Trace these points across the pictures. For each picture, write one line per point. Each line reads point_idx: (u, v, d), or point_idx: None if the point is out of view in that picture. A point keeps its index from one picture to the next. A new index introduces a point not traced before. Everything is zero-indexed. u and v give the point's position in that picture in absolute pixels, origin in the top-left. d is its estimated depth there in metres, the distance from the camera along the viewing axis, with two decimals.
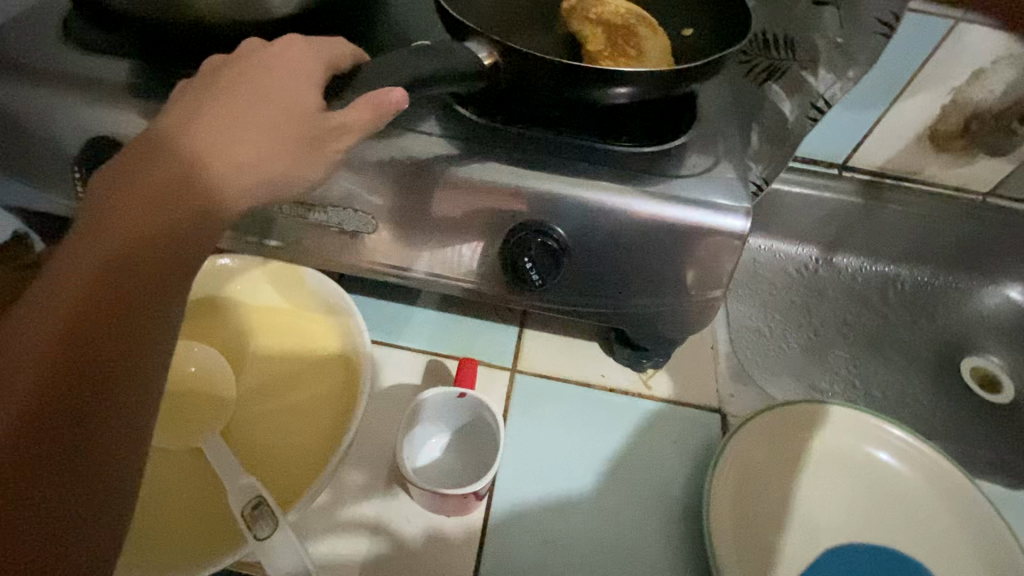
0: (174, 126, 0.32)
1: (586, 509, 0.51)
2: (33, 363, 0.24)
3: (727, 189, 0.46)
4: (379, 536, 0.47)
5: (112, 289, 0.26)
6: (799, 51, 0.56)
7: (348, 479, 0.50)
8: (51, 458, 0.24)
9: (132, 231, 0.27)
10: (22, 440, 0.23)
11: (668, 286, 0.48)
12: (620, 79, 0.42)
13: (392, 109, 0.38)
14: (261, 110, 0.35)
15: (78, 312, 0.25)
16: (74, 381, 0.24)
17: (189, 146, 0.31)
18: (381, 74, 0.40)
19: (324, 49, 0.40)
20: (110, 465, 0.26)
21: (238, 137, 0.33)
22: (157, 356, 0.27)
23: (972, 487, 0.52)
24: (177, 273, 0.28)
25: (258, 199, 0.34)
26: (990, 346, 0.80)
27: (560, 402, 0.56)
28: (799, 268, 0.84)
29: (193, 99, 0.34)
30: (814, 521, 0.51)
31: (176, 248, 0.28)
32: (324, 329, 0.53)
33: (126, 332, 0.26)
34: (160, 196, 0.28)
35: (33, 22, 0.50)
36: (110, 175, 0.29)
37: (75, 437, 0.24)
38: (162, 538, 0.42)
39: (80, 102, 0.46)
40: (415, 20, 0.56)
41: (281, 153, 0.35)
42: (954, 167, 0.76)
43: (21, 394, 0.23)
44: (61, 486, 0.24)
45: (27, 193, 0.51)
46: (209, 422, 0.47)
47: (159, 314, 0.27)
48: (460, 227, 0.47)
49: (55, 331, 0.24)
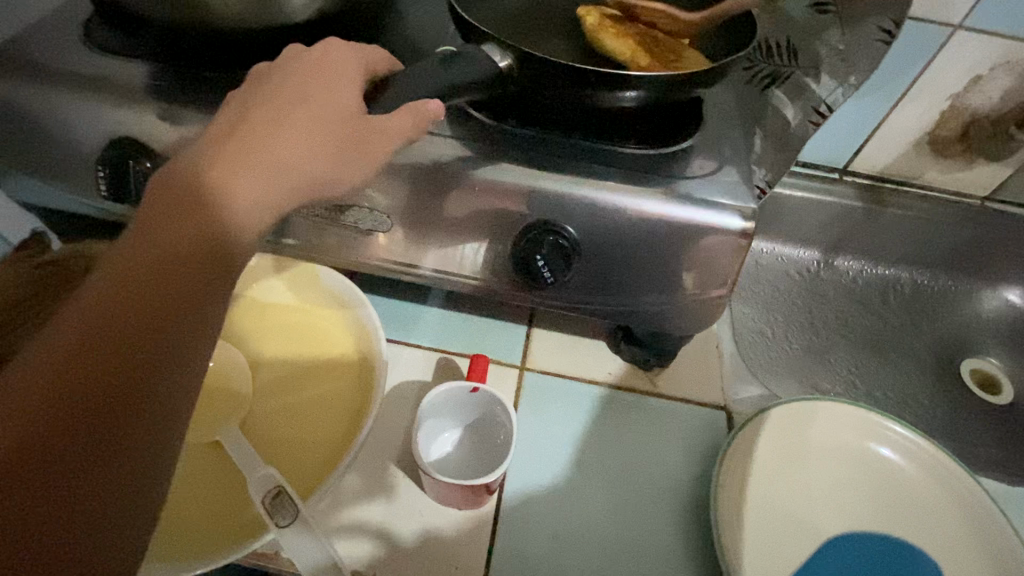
0: (208, 136, 0.34)
1: (593, 505, 0.51)
2: (69, 364, 0.24)
3: (733, 190, 0.47)
4: (381, 539, 0.48)
5: (147, 296, 0.26)
6: (802, 58, 0.57)
7: (355, 480, 0.50)
8: (77, 464, 0.24)
9: (168, 241, 0.28)
10: (52, 441, 0.23)
11: (675, 285, 0.49)
12: (629, 84, 0.44)
13: (429, 118, 0.41)
14: (296, 115, 0.36)
15: (112, 317, 0.26)
16: (108, 384, 0.25)
17: (232, 153, 0.33)
18: (409, 85, 0.42)
19: (351, 53, 0.42)
20: (134, 473, 0.26)
21: (275, 141, 0.34)
22: (186, 366, 0.28)
23: (973, 484, 0.53)
24: (208, 284, 0.29)
25: (297, 201, 0.36)
26: (989, 348, 0.81)
27: (566, 400, 0.57)
28: (801, 271, 0.85)
29: (235, 106, 0.36)
30: (821, 522, 0.52)
31: (208, 260, 0.29)
32: (339, 328, 0.55)
33: (159, 338, 0.26)
34: (195, 208, 0.29)
35: (57, 26, 0.51)
36: (155, 186, 0.30)
37: (102, 442, 0.24)
38: (185, 529, 0.42)
39: (102, 103, 0.47)
40: (427, 25, 0.57)
41: (315, 154, 0.36)
42: (952, 172, 0.78)
43: (58, 398, 0.24)
44: (84, 493, 0.24)
45: (48, 191, 0.52)
46: (227, 418, 0.48)
47: (190, 324, 0.28)
48: (471, 227, 0.48)
49: (91, 335, 0.25)
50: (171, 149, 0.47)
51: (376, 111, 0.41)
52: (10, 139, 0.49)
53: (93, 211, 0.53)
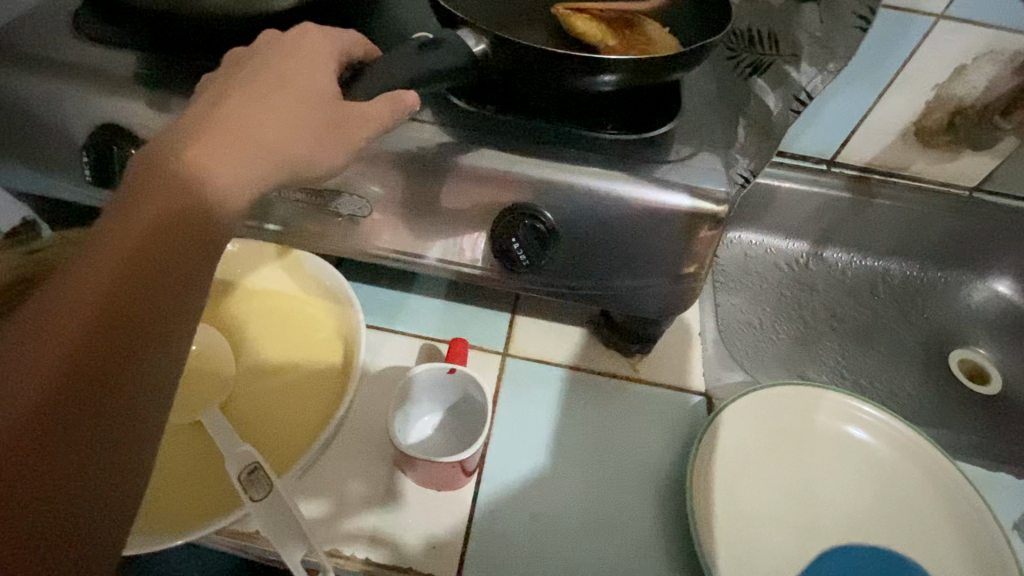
0: (187, 120, 0.34)
1: (573, 489, 0.52)
2: (51, 344, 0.25)
3: (709, 175, 0.48)
4: (377, 547, 0.47)
5: (125, 276, 0.27)
6: (782, 46, 0.58)
7: (351, 488, 0.50)
8: (64, 442, 0.24)
9: (148, 223, 0.28)
10: (35, 419, 0.24)
11: (653, 269, 0.50)
12: (604, 67, 0.44)
13: (405, 109, 0.41)
14: (272, 96, 0.37)
15: (92, 297, 0.26)
16: (89, 362, 0.25)
17: (209, 134, 0.33)
18: (385, 73, 0.42)
19: (329, 39, 0.42)
20: (120, 448, 0.26)
21: (252, 122, 0.35)
22: (168, 343, 0.28)
23: (948, 464, 0.54)
24: (190, 265, 0.29)
25: (279, 182, 0.36)
26: (978, 338, 0.81)
27: (548, 386, 0.58)
28: (790, 263, 0.86)
29: (213, 90, 0.37)
30: (809, 513, 0.53)
31: (188, 238, 0.29)
32: (324, 314, 0.56)
33: (140, 316, 0.27)
34: (171, 188, 0.30)
35: (45, 16, 0.52)
36: (135, 168, 0.31)
37: (85, 419, 0.25)
38: (169, 505, 0.44)
39: (88, 91, 0.48)
40: (411, 14, 0.58)
41: (293, 135, 0.36)
42: (939, 162, 0.78)
43: (41, 378, 0.24)
44: (71, 474, 0.25)
45: (37, 179, 0.53)
46: (211, 398, 0.49)
47: (171, 302, 0.28)
48: (452, 213, 0.49)
49: (70, 315, 0.25)
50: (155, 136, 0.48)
51: (355, 99, 0.41)
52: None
53: (81, 199, 0.53)
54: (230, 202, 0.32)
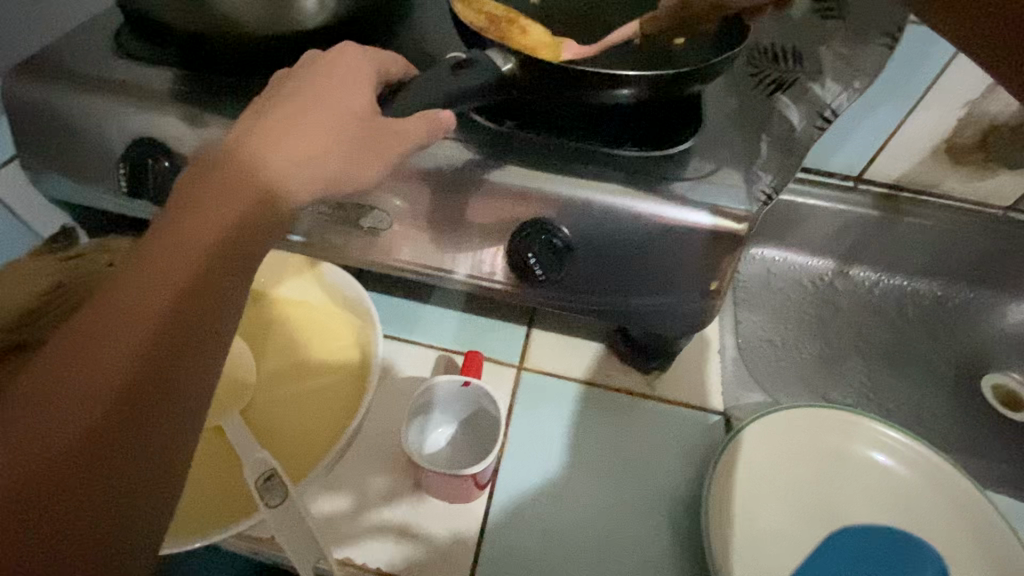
0: (231, 132, 0.35)
1: (585, 506, 0.52)
2: (99, 363, 0.26)
3: (730, 193, 0.47)
4: (409, 525, 0.49)
5: (172, 306, 0.28)
6: (807, 63, 0.58)
7: (376, 482, 0.51)
8: (116, 447, 0.26)
9: (202, 239, 0.29)
10: (75, 447, 0.25)
11: (672, 287, 0.49)
12: (625, 81, 0.44)
13: (442, 127, 0.42)
14: (310, 110, 0.37)
15: (141, 315, 0.27)
16: (132, 392, 0.26)
17: (263, 149, 0.34)
18: (420, 93, 0.43)
19: (371, 57, 0.44)
20: (155, 474, 0.27)
21: (290, 134, 0.36)
22: (213, 355, 0.29)
23: (979, 496, 0.52)
24: (236, 284, 0.30)
25: (316, 194, 0.37)
26: (1012, 363, 0.78)
27: (563, 401, 0.58)
28: (814, 281, 0.84)
29: (256, 104, 0.38)
30: (832, 532, 0.52)
31: (230, 271, 0.30)
32: (344, 325, 0.57)
33: (181, 347, 0.28)
34: (216, 208, 0.31)
35: (91, 35, 0.55)
36: (187, 182, 0.32)
37: (124, 436, 0.26)
38: (190, 506, 0.45)
39: (126, 106, 0.50)
40: (435, 32, 0.59)
41: (328, 149, 0.37)
42: (972, 180, 0.76)
43: (102, 387, 0.25)
44: (118, 479, 0.26)
45: (76, 189, 0.55)
46: (233, 404, 0.49)
47: (216, 321, 0.29)
48: (471, 227, 0.49)
49: (115, 333, 0.26)
50: (187, 149, 0.50)
51: (386, 114, 0.42)
52: (42, 140, 0.52)
53: (116, 207, 0.56)
54: (271, 229, 0.33)
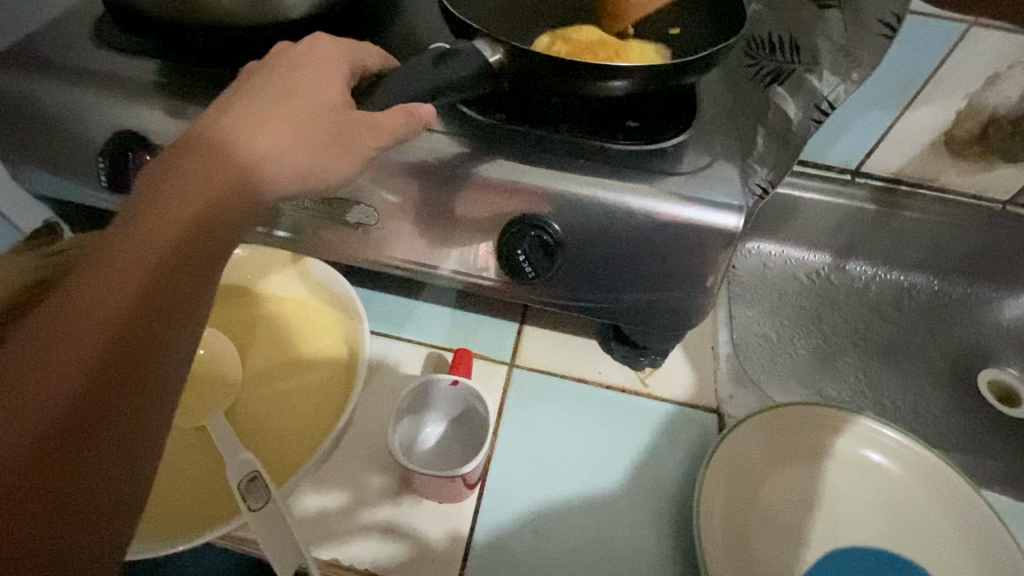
0: (201, 123, 0.34)
1: (576, 505, 0.51)
2: (62, 359, 0.25)
3: (724, 187, 0.46)
4: (396, 524, 0.49)
5: (138, 300, 0.27)
6: (803, 53, 0.56)
7: (368, 480, 0.51)
8: (81, 445, 0.25)
9: (171, 231, 0.29)
10: (37, 445, 0.24)
11: (665, 283, 0.48)
12: (616, 72, 0.43)
13: (421, 122, 0.40)
14: (288, 102, 0.36)
15: (108, 308, 0.26)
16: (99, 387, 0.25)
17: (236, 139, 0.33)
18: (400, 86, 0.42)
19: (354, 49, 0.43)
20: (116, 475, 0.26)
21: (266, 127, 0.35)
22: (182, 350, 0.28)
23: (975, 495, 0.52)
24: (206, 277, 0.30)
25: (296, 189, 0.36)
26: (1009, 359, 0.78)
27: (554, 399, 0.57)
28: (810, 275, 0.83)
29: (231, 95, 0.37)
30: (826, 530, 0.51)
31: (199, 263, 0.29)
32: (332, 321, 0.56)
33: (146, 344, 0.27)
34: (186, 199, 0.30)
35: (70, 25, 0.54)
36: (153, 171, 0.31)
37: (90, 433, 0.25)
38: (173, 508, 0.44)
39: (106, 98, 0.49)
40: (425, 22, 0.58)
41: (306, 143, 0.36)
42: (971, 174, 0.75)
43: (66, 382, 0.25)
44: (83, 478, 0.25)
45: (58, 183, 0.54)
46: (218, 404, 0.49)
47: (185, 314, 0.28)
48: (461, 223, 0.48)
49: (80, 327, 0.25)
50: (169, 142, 0.49)
51: (369, 108, 0.41)
52: (21, 132, 0.51)
53: (98, 202, 0.55)
54: (242, 221, 0.32)
